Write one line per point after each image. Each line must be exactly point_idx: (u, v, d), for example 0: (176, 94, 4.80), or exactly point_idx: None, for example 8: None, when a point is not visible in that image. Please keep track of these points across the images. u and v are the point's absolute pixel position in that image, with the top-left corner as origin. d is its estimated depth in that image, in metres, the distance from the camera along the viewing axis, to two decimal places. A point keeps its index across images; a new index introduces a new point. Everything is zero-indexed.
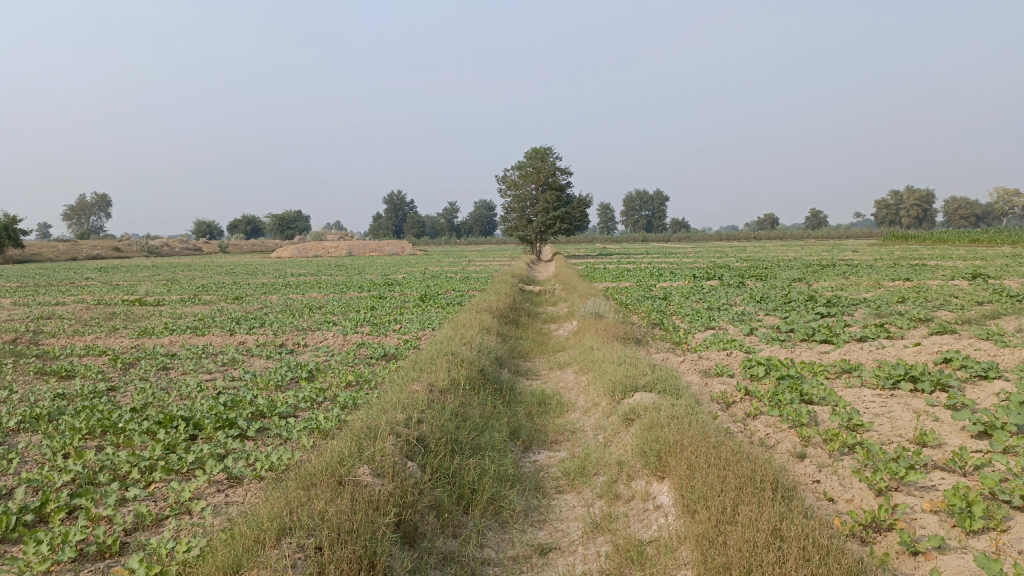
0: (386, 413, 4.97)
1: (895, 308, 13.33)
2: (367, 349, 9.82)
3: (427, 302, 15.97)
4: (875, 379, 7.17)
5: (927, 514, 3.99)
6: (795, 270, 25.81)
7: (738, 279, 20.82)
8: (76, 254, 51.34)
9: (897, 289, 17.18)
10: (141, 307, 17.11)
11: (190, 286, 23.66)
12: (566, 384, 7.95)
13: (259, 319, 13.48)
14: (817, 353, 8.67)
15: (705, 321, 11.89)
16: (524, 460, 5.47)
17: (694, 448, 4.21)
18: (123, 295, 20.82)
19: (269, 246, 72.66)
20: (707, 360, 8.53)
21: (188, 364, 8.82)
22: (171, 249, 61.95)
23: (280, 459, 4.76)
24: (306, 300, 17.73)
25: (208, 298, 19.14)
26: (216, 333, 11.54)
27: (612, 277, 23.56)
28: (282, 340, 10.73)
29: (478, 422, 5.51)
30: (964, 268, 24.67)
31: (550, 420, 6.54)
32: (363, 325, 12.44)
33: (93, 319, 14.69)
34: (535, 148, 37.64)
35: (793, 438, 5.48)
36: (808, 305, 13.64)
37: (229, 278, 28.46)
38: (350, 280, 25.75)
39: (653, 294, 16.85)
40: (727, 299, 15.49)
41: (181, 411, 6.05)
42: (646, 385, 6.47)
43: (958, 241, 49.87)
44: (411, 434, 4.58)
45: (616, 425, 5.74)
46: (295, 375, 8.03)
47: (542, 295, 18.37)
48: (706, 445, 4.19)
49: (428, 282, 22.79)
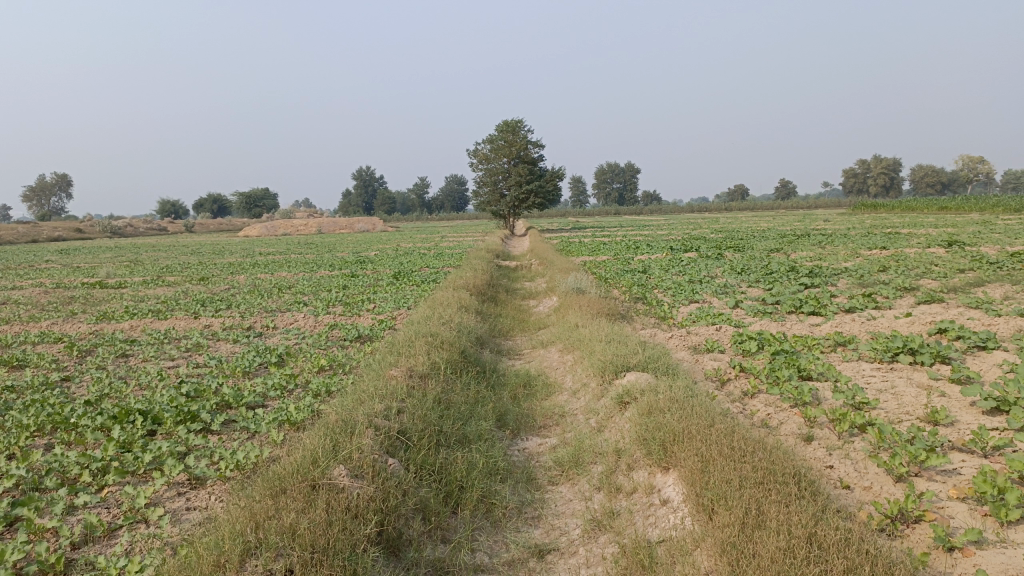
0: (363, 404, 4.54)
1: (878, 278, 13.11)
2: (340, 331, 9.36)
3: (401, 279, 15.49)
4: (873, 352, 6.90)
5: (953, 502, 3.69)
6: (771, 240, 25.63)
7: (716, 251, 20.58)
8: (37, 236, 49.87)
9: (877, 258, 17.00)
10: (102, 290, 16.40)
11: (155, 268, 22.88)
12: (551, 364, 7.58)
13: (225, 300, 12.89)
14: (808, 326, 8.38)
15: (689, 295, 11.56)
16: (512, 449, 5.09)
17: (704, 436, 3.86)
18: (83, 277, 20.05)
19: (237, 224, 71.28)
20: (697, 335, 8.18)
21: (149, 350, 8.31)
22: (135, 229, 60.42)
23: (247, 457, 4.32)
24: (275, 280, 17.14)
25: (172, 279, 18.46)
26: (180, 316, 10.98)
27: (588, 251, 23.17)
28: (250, 323, 10.21)
29: (463, 410, 5.11)
30: (938, 236, 24.65)
31: (536, 404, 6.17)
32: (335, 305, 11.94)
33: (50, 303, 14.01)
34: (506, 121, 36.86)
35: (797, 418, 5.17)
36: (791, 276, 13.37)
37: (195, 258, 27.67)
38: (320, 258, 25.12)
39: (632, 267, 16.51)
40: (708, 271, 15.19)
41: (138, 404, 5.56)
42: (638, 364, 6.10)
43: (928, 210, 50.26)
44: (392, 426, 4.17)
45: (610, 408, 5.37)
46: (265, 361, 7.56)
47: (519, 270, 17.99)
48: (716, 432, 3.85)
49: (401, 259, 22.24)
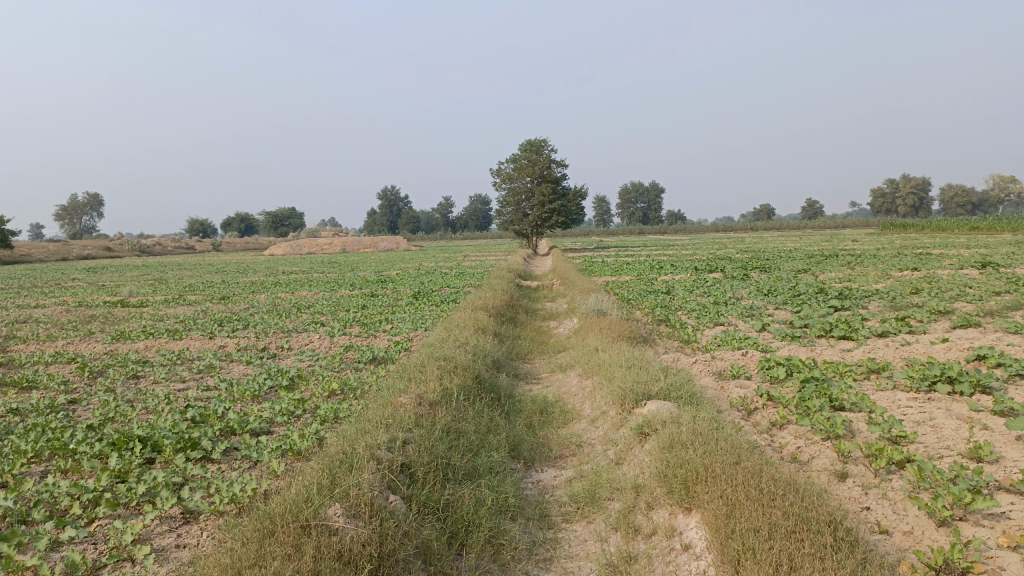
0: (368, 434, 4.31)
1: (910, 301, 12.69)
2: (355, 353, 9.17)
3: (421, 299, 15.33)
4: (908, 381, 6.55)
5: (1004, 551, 3.36)
6: (799, 261, 25.20)
7: (741, 272, 20.18)
8: (67, 255, 50.52)
9: (908, 280, 16.58)
10: (122, 309, 16.37)
11: (178, 286, 22.92)
12: (569, 389, 7.32)
13: (243, 320, 12.79)
14: (839, 351, 8.03)
15: (714, 317, 11.23)
16: (526, 482, 4.83)
17: (730, 475, 3.59)
18: (106, 296, 20.14)
19: (262, 243, 71.85)
20: (722, 360, 7.87)
21: (160, 372, 8.17)
22: (163, 247, 61.03)
23: (243, 490, 4.11)
24: (295, 299, 17.05)
25: (193, 298, 18.45)
26: (196, 337, 10.85)
27: (611, 271, 22.86)
28: (265, 344, 10.05)
29: (473, 440, 4.86)
30: (970, 257, 24.04)
31: (553, 433, 5.90)
32: (352, 326, 11.78)
33: (70, 322, 14.00)
34: (530, 141, 36.78)
35: (829, 452, 4.86)
36: (819, 298, 13.00)
37: (217, 277, 27.77)
38: (341, 277, 25.10)
39: (655, 288, 16.20)
40: (733, 292, 14.84)
41: (139, 430, 5.38)
42: (659, 392, 5.82)
43: (959, 230, 49.33)
44: (395, 459, 3.93)
45: (629, 440, 5.09)
46: (275, 383, 7.36)
47: (540, 290, 17.76)
48: (742, 471, 3.57)
49: (422, 278, 22.11)
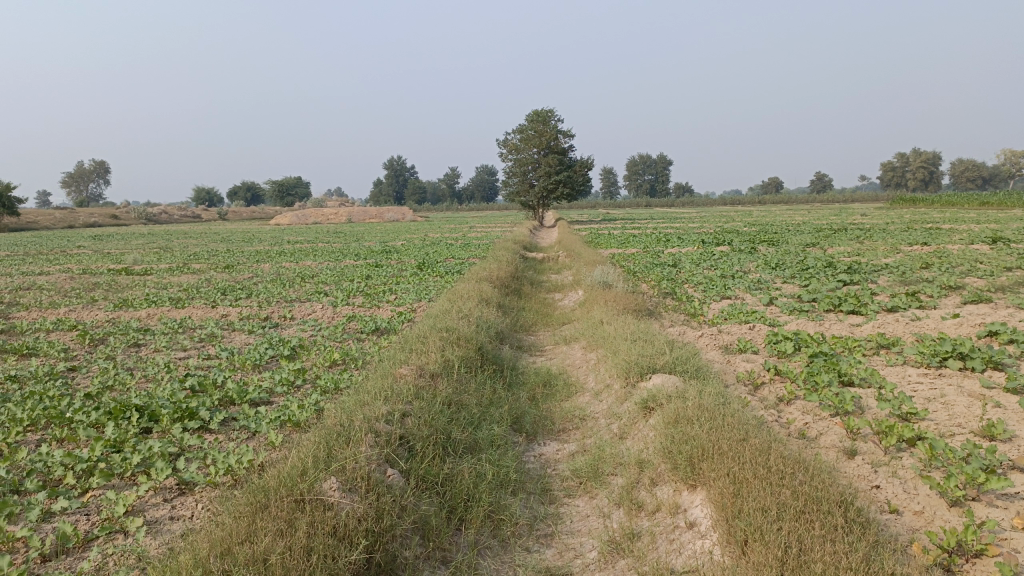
0: (366, 406, 4.22)
1: (921, 275, 12.52)
2: (357, 323, 9.08)
3: (425, 270, 15.21)
4: (919, 356, 6.43)
5: (1019, 533, 3.27)
6: (808, 235, 24.98)
7: (749, 245, 19.97)
8: (74, 222, 50.45)
9: (918, 255, 16.41)
10: (126, 276, 16.33)
11: (183, 255, 22.87)
12: (574, 362, 7.24)
13: (246, 289, 12.71)
14: (848, 326, 7.90)
15: (721, 291, 11.09)
16: (527, 455, 4.75)
17: (738, 452, 3.50)
18: (110, 264, 20.07)
19: (268, 213, 71.72)
20: (728, 334, 7.76)
21: (161, 340, 8.10)
22: (169, 216, 60.98)
23: (240, 461, 4.04)
24: (299, 269, 16.96)
25: (197, 266, 18.36)
26: (198, 305, 10.78)
27: (617, 243, 22.69)
28: (267, 313, 9.98)
29: (475, 413, 4.77)
30: (981, 232, 23.77)
31: (556, 406, 5.81)
32: (355, 296, 11.69)
33: (73, 289, 13.93)
34: (538, 111, 36.46)
35: (838, 429, 4.77)
36: (828, 272, 12.86)
37: (222, 245, 27.67)
38: (346, 247, 24.97)
39: (662, 261, 16.04)
40: (741, 265, 14.70)
41: (137, 399, 5.31)
42: (665, 366, 5.71)
43: (969, 205, 48.86)
44: (394, 432, 3.84)
45: (633, 414, 5.00)
46: (276, 353, 7.29)
47: (545, 262, 17.63)
48: (750, 449, 3.48)
49: (427, 249, 21.98)
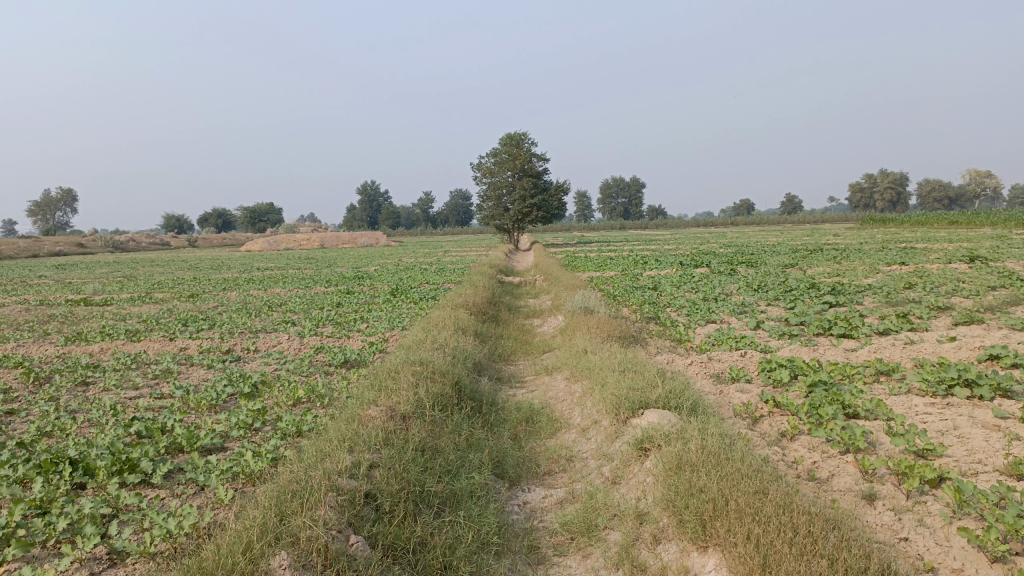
0: (327, 457, 3.71)
1: (906, 296, 12.26)
2: (325, 355, 8.54)
3: (398, 297, 14.68)
4: (923, 384, 6.04)
5: None
6: (784, 256, 24.87)
7: (728, 266, 19.73)
8: (38, 251, 49.14)
9: (899, 275, 16.22)
10: (84, 307, 15.63)
11: (146, 283, 22.09)
12: (557, 395, 6.76)
13: (209, 320, 12.09)
14: (843, 351, 7.53)
15: (706, 314, 10.71)
16: (511, 505, 4.26)
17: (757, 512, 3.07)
18: (70, 294, 19.26)
19: (240, 239, 70.70)
20: (719, 361, 7.35)
21: (111, 378, 7.50)
22: (138, 244, 59.81)
23: (182, 525, 3.51)
24: (267, 297, 16.34)
25: (160, 296, 17.65)
26: (156, 338, 10.17)
27: (594, 266, 22.33)
28: (230, 345, 9.40)
29: (451, 459, 4.28)
30: (955, 251, 23.76)
31: (541, 446, 5.33)
32: (325, 326, 11.14)
33: (27, 322, 13.19)
34: (511, 134, 36.23)
35: (851, 469, 4.35)
36: (812, 294, 12.55)
37: (189, 274, 26.87)
38: (318, 274, 24.35)
39: (641, 284, 15.67)
40: (722, 288, 14.37)
41: (73, 448, 4.74)
42: (658, 400, 5.25)
43: (937, 224, 49.39)
44: (358, 489, 3.35)
45: (626, 457, 4.53)
46: (236, 391, 6.75)
47: (522, 287, 17.18)
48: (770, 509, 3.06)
49: (401, 275, 21.45)
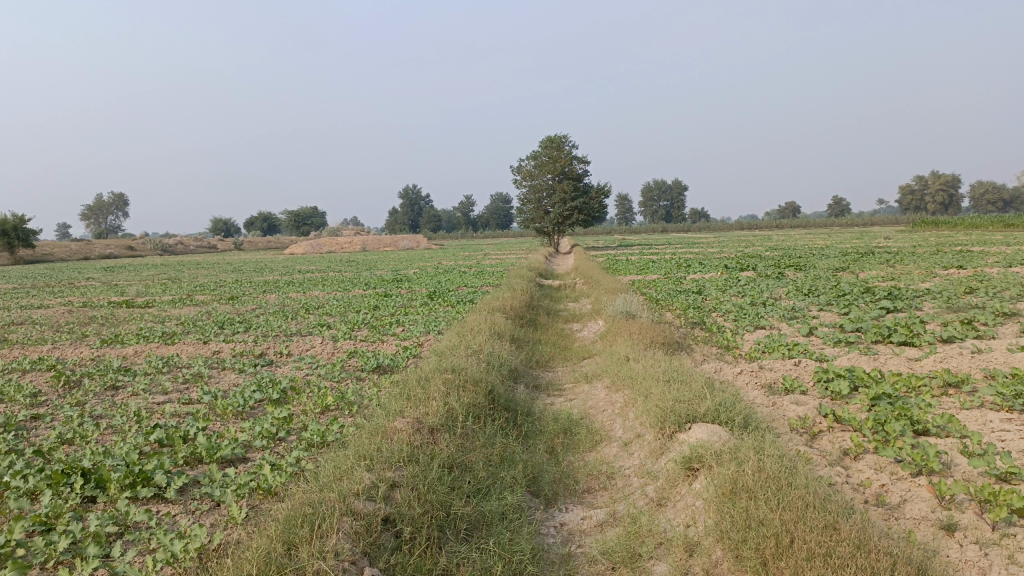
0: (346, 476, 3.41)
1: (968, 301, 11.58)
2: (359, 360, 8.30)
3: (436, 300, 14.45)
4: (998, 397, 5.52)
5: None
6: (834, 259, 24.08)
7: (775, 270, 19.10)
8: (89, 254, 50.23)
9: (958, 279, 15.47)
10: (125, 309, 15.69)
11: (188, 286, 22.24)
12: (598, 404, 6.40)
13: (245, 322, 11.97)
14: (906, 361, 7.03)
15: (754, 320, 10.23)
16: (546, 527, 3.92)
17: (828, 555, 2.69)
18: (114, 296, 19.44)
19: (283, 242, 71.53)
20: (771, 371, 6.91)
21: (141, 383, 7.35)
22: (185, 247, 60.84)
23: (188, 547, 3.24)
24: (305, 299, 16.24)
25: (200, 298, 17.68)
26: (190, 340, 10.05)
27: (636, 269, 21.84)
28: (262, 348, 9.22)
29: (481, 476, 3.96)
30: (1014, 254, 22.75)
31: (580, 461, 4.97)
32: (360, 329, 10.92)
33: (68, 324, 13.24)
34: (552, 137, 35.90)
35: (925, 494, 3.91)
36: (867, 299, 11.96)
37: (230, 276, 27.06)
38: (357, 276, 24.30)
39: (685, 287, 15.19)
40: (770, 292, 13.82)
41: (89, 458, 4.54)
42: (707, 413, 4.85)
43: (992, 226, 47.67)
44: (377, 514, 3.04)
45: (673, 476, 4.16)
46: (264, 397, 6.52)
47: (562, 290, 16.82)
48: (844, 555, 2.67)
49: (440, 278, 21.24)
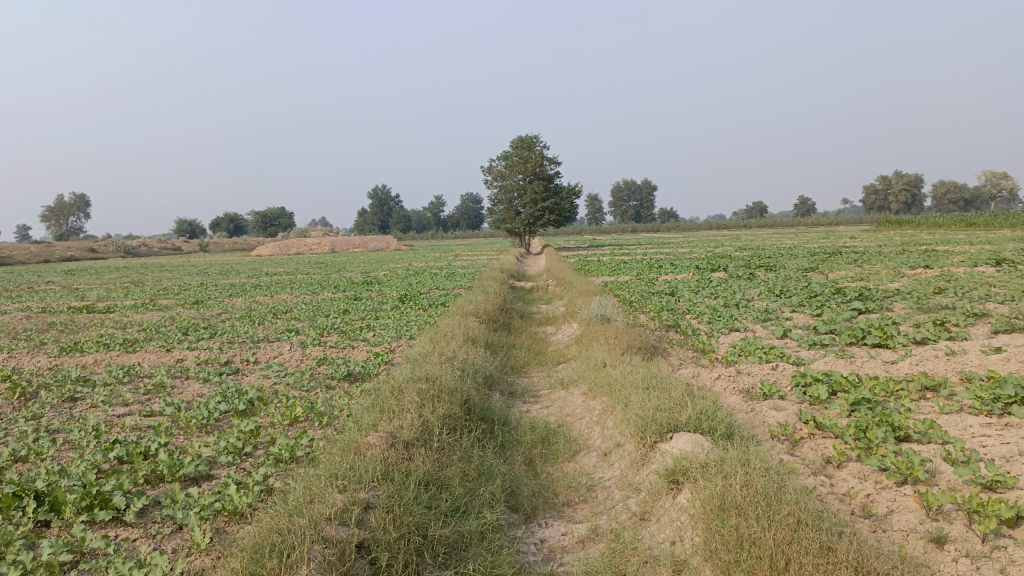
0: (316, 498, 3.24)
1: (937, 301, 11.66)
2: (329, 367, 8.09)
3: (407, 303, 14.23)
4: (977, 401, 5.49)
5: None
6: (803, 258, 24.27)
7: (746, 270, 19.16)
8: (49, 256, 49.03)
9: (926, 278, 15.62)
10: (86, 315, 15.24)
11: (152, 289, 21.73)
12: (575, 411, 6.27)
13: (211, 328, 11.66)
14: (882, 364, 7.00)
15: (729, 322, 10.18)
16: (526, 544, 3.77)
17: None
18: (74, 301, 18.91)
19: (250, 244, 70.53)
20: (749, 375, 6.83)
21: (101, 394, 7.06)
22: (149, 249, 59.70)
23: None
24: (272, 303, 15.92)
25: (164, 302, 17.26)
26: (153, 348, 9.74)
27: (608, 270, 21.80)
28: (228, 356, 8.96)
29: (459, 493, 3.80)
30: (978, 254, 23.09)
31: (559, 472, 4.84)
32: (329, 334, 10.68)
33: (25, 331, 12.80)
34: (522, 137, 35.80)
35: (912, 504, 3.83)
36: (838, 300, 12.00)
37: (196, 279, 26.53)
38: (326, 279, 23.95)
39: (658, 289, 15.13)
40: (742, 293, 13.82)
41: (43, 478, 4.30)
42: (689, 423, 4.74)
43: (954, 225, 48.53)
44: (349, 540, 2.87)
45: (656, 489, 4.04)
46: (230, 408, 6.29)
47: (534, 292, 16.69)
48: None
49: (410, 280, 20.99)
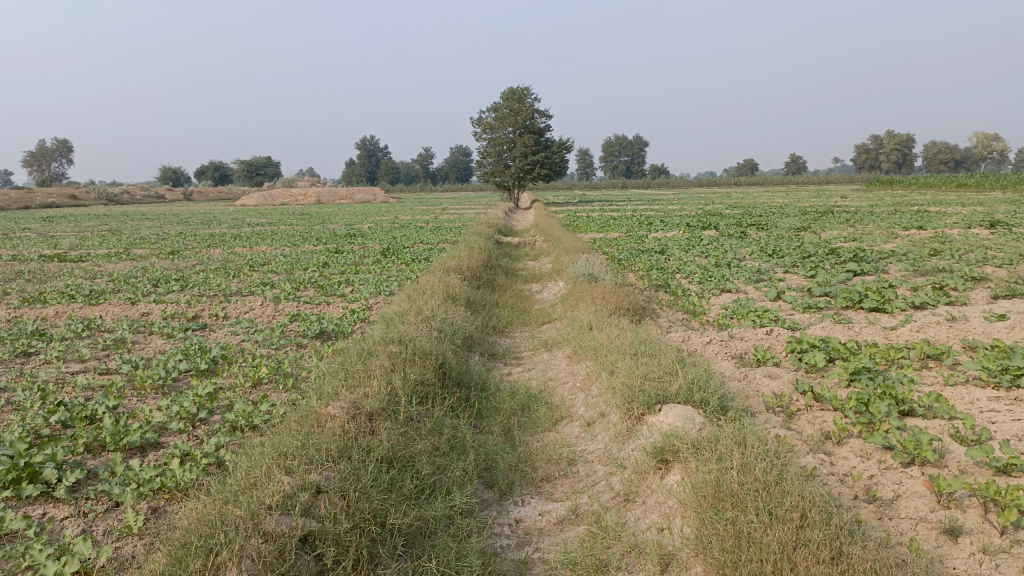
0: (261, 480, 2.87)
1: (934, 264, 11.33)
2: (301, 324, 7.68)
3: (389, 258, 13.77)
4: (985, 372, 5.15)
5: None
6: (796, 218, 23.83)
7: (738, 229, 18.77)
8: (30, 202, 47.98)
9: (921, 240, 15.26)
10: (56, 264, 14.67)
11: (130, 238, 21.08)
12: (558, 376, 5.92)
13: (183, 280, 11.19)
14: (882, 331, 6.66)
15: (720, 283, 9.80)
16: (499, 525, 3.43)
17: None
18: (47, 249, 18.30)
19: (235, 193, 69.36)
20: (742, 340, 6.48)
21: (55, 350, 6.63)
22: (132, 196, 58.50)
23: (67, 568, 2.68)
24: (251, 255, 15.40)
25: (139, 252, 16.69)
26: (118, 300, 9.28)
27: (597, 227, 21.32)
28: (197, 310, 8.52)
29: (425, 472, 3.45)
30: (971, 215, 22.75)
31: (539, 442, 4.50)
32: (306, 289, 10.25)
33: None
34: (513, 88, 34.89)
35: (920, 488, 3.51)
36: (833, 261, 11.63)
37: (176, 228, 25.81)
38: (309, 230, 23.34)
39: (647, 247, 14.72)
40: (734, 253, 13.43)
41: None
42: (679, 393, 4.39)
43: (945, 186, 48.19)
44: (291, 534, 2.51)
45: (642, 468, 3.71)
46: (190, 367, 5.89)
47: (521, 248, 16.24)
48: None
49: (395, 233, 20.44)
